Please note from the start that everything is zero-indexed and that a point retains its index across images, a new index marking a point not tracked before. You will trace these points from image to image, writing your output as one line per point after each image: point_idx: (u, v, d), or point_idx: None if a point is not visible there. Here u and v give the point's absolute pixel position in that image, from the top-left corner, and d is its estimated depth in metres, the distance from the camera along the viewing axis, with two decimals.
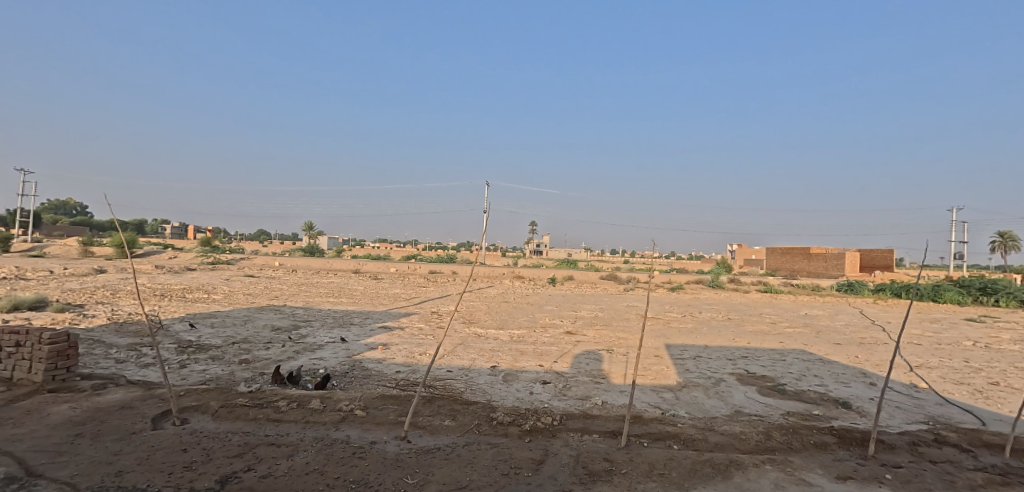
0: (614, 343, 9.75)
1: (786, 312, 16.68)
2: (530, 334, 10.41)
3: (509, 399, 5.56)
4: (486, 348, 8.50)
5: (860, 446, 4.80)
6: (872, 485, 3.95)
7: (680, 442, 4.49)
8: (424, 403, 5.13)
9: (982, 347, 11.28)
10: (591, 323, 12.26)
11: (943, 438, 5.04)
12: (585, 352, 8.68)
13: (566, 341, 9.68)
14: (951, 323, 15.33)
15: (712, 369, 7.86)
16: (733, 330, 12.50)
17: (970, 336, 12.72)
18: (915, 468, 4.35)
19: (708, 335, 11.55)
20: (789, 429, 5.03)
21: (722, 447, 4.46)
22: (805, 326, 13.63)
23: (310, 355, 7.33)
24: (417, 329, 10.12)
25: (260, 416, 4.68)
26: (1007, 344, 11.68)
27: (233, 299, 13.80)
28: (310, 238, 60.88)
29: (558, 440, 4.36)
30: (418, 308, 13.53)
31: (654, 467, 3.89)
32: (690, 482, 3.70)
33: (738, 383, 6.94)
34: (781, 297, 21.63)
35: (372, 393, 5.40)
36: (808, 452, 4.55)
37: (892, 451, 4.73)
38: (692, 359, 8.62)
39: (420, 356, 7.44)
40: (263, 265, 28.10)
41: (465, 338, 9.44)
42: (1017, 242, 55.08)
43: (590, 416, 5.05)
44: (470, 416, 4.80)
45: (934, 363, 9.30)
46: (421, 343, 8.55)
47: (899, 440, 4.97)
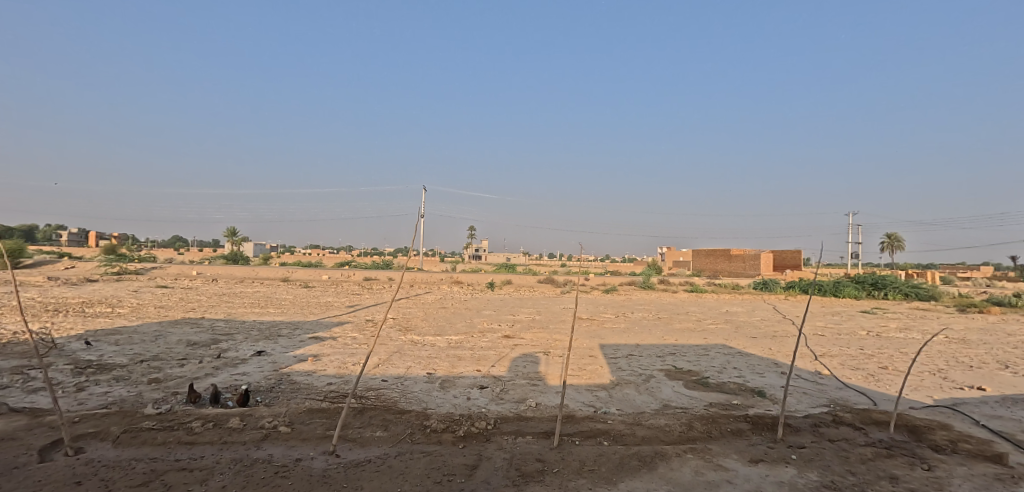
0: (551, 345, 9.91)
1: (709, 310, 17.77)
2: (468, 339, 10.37)
3: (446, 405, 5.51)
4: (422, 355, 8.34)
5: (770, 430, 5.23)
6: (780, 465, 4.30)
7: (611, 438, 4.66)
8: (355, 414, 4.97)
9: (874, 336, 12.67)
10: (528, 326, 12.38)
11: (841, 419, 5.61)
12: (523, 355, 8.78)
13: (503, 346, 9.69)
14: (849, 315, 17.06)
15: (643, 366, 8.24)
16: (662, 328, 13.17)
17: (864, 326, 14.23)
18: (816, 447, 4.79)
19: (639, 334, 12.02)
20: (709, 419, 5.40)
21: (648, 439, 4.68)
22: (725, 322, 14.64)
23: (232, 370, 6.85)
24: (350, 338, 9.74)
25: (170, 440, 4.31)
26: (893, 332, 13.21)
27: (143, 313, 12.59)
28: (233, 245, 57.03)
29: (492, 444, 4.37)
30: (353, 316, 13.09)
31: (585, 464, 4.01)
32: (618, 476, 3.84)
33: (666, 379, 7.31)
34: (704, 295, 23.08)
35: (299, 407, 5.15)
36: (725, 439, 4.89)
37: (797, 433, 5.19)
38: (624, 358, 8.99)
39: (352, 366, 7.18)
40: (178, 274, 25.91)
41: (401, 345, 9.24)
42: (900, 245, 62.47)
43: (524, 418, 5.12)
44: (403, 425, 4.70)
45: (835, 351, 10.32)
46: (354, 353, 8.25)
47: (804, 423, 5.45)
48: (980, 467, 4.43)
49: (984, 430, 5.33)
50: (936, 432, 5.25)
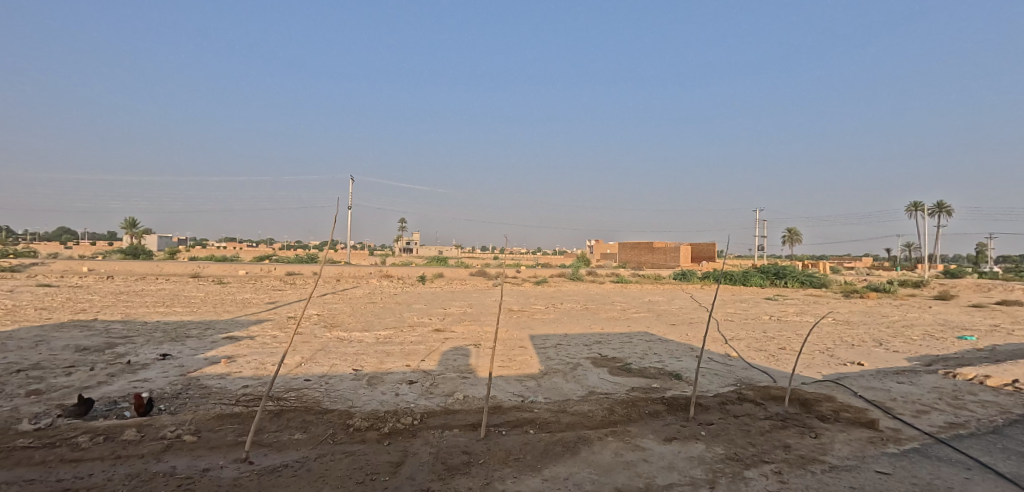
0: (482, 338, 9.97)
1: (633, 299, 18.71)
2: (397, 334, 10.16)
3: (373, 402, 5.37)
4: (348, 352, 8.05)
5: (683, 410, 5.62)
6: (690, 441, 4.64)
7: (536, 426, 4.78)
8: (272, 418, 4.70)
9: (775, 320, 13.99)
10: (460, 319, 12.35)
11: (745, 397, 6.15)
12: (454, 348, 8.76)
13: (434, 340, 9.59)
14: (754, 302, 18.72)
15: (571, 355, 8.53)
16: (589, 318, 13.67)
17: (767, 312, 15.69)
18: (723, 423, 5.22)
19: (567, 324, 12.38)
20: (629, 402, 5.71)
21: (573, 425, 4.86)
22: (647, 311, 15.49)
23: (131, 377, 6.21)
24: (270, 337, 9.19)
25: (50, 458, 3.84)
26: (791, 316, 14.68)
27: (18, 316, 11.04)
28: (131, 237, 51.55)
29: (418, 439, 4.33)
30: (273, 313, 12.35)
31: (510, 454, 4.08)
32: (542, 463, 3.95)
33: (592, 366, 7.60)
34: (629, 286, 24.26)
35: (208, 413, 4.78)
36: (644, 420, 5.19)
37: (706, 411, 5.62)
38: (553, 347, 9.25)
39: (271, 366, 6.78)
40: (64, 271, 22.99)
41: (326, 342, 8.85)
42: (798, 238, 69.19)
43: (451, 411, 5.11)
44: (324, 426, 4.52)
45: (742, 335, 11.28)
46: (274, 352, 7.80)
47: (714, 402, 5.91)
48: (857, 432, 5.05)
49: (861, 400, 6.08)
50: (823, 403, 5.91)
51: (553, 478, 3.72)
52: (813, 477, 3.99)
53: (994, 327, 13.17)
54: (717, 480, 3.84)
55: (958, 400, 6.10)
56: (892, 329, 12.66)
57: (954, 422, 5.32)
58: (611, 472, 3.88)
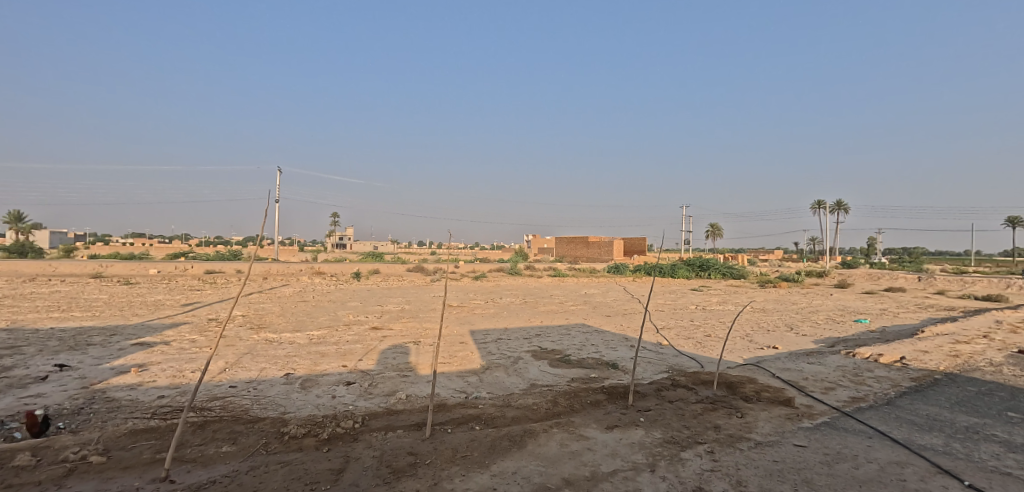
0: (421, 335, 9.78)
1: (570, 292, 19.19)
2: (331, 333, 9.73)
3: (308, 407, 5.09)
4: (278, 355, 7.58)
5: (623, 398, 5.83)
6: (631, 428, 4.82)
7: (482, 422, 4.75)
8: (195, 430, 4.32)
9: (700, 309, 14.91)
10: (398, 316, 12.06)
11: (678, 382, 6.49)
12: (392, 346, 8.52)
13: (371, 338, 9.28)
14: (682, 293, 19.85)
15: (511, 349, 8.58)
16: (529, 312, 13.84)
17: (694, 302, 16.69)
18: (660, 409, 5.47)
19: (507, 319, 12.44)
20: (571, 393, 5.83)
21: (518, 419, 4.89)
22: (584, 303, 15.94)
23: (20, 392, 5.46)
24: (188, 341, 8.46)
25: None
26: (714, 306, 15.72)
27: None
28: (14, 233, 45.40)
29: (360, 443, 4.16)
30: (190, 315, 11.37)
31: (457, 451, 4.03)
32: (489, 458, 3.93)
33: (533, 359, 7.70)
34: (566, 279, 24.85)
35: (119, 429, 4.31)
36: (586, 410, 5.32)
37: (644, 398, 5.87)
38: (493, 342, 9.26)
39: (191, 373, 6.24)
40: None
41: (253, 345, 8.28)
42: (719, 233, 74.12)
43: (393, 412, 4.95)
44: (256, 436, 4.22)
45: (672, 324, 11.91)
46: (194, 358, 7.19)
47: (650, 389, 6.18)
48: (776, 410, 5.49)
49: (778, 381, 6.61)
50: (747, 385, 6.36)
51: (502, 474, 3.71)
52: (742, 454, 4.28)
53: (883, 311, 14.87)
54: (657, 463, 4.01)
55: (858, 377, 6.80)
56: (801, 315, 13.92)
57: (856, 396, 5.94)
58: (558, 463, 3.93)
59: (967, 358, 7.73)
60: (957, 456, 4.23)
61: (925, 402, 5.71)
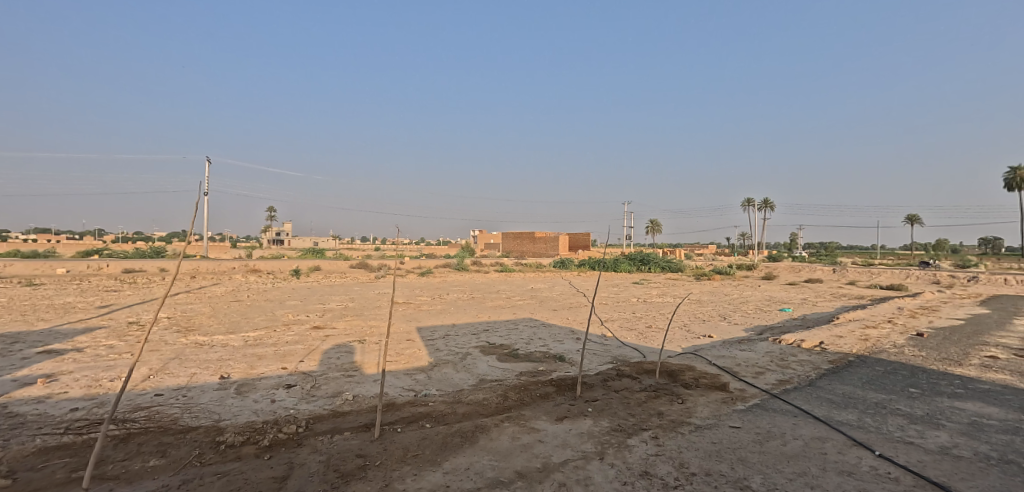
0: (366, 333, 9.51)
1: (517, 287, 19.35)
2: (269, 334, 9.24)
3: (245, 413, 4.81)
4: (210, 359, 7.11)
5: (571, 389, 5.96)
6: (580, 419, 4.94)
7: (432, 420, 4.70)
8: (117, 444, 3.96)
9: (642, 302, 15.52)
10: (341, 315, 11.66)
11: (623, 372, 6.73)
12: (336, 346, 8.23)
13: (313, 338, 8.91)
14: (624, 286, 20.57)
15: (459, 345, 8.54)
16: (476, 307, 13.80)
17: (635, 295, 17.34)
18: (606, 398, 5.65)
19: (455, 315, 12.34)
20: (521, 387, 5.89)
21: (469, 415, 4.88)
22: (531, 298, 16.12)
23: None
24: (105, 348, 7.73)
25: None
26: (654, 298, 16.41)
27: None
28: None
29: (304, 448, 3.99)
30: (106, 319, 10.39)
31: (408, 451, 3.96)
32: (441, 456, 3.90)
33: (481, 354, 7.70)
34: (513, 274, 25.01)
35: (25, 448, 3.87)
36: (535, 403, 5.40)
37: (591, 388, 6.03)
38: (441, 338, 9.16)
39: (109, 383, 5.70)
40: None
41: (181, 349, 7.71)
42: (658, 229, 77.27)
43: (339, 414, 4.79)
44: (189, 447, 3.94)
45: (615, 316, 12.31)
46: (112, 365, 6.58)
47: (597, 380, 6.36)
48: (712, 395, 5.82)
49: (714, 367, 7.02)
50: (686, 372, 6.70)
51: (454, 470, 3.68)
52: (683, 438, 4.50)
53: (803, 300, 16.16)
54: (605, 450, 4.14)
55: (784, 361, 7.35)
56: (732, 306, 14.83)
57: (783, 379, 6.41)
58: (510, 456, 3.96)
59: (875, 342, 8.55)
60: (868, 429, 4.68)
61: (842, 381, 6.27)
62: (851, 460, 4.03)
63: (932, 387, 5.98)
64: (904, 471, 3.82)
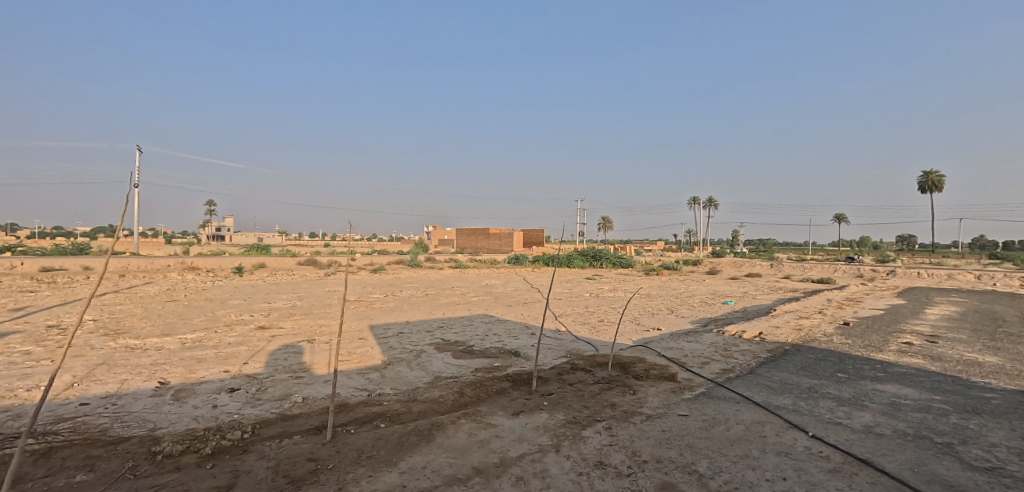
0: (315, 332, 9.20)
1: (472, 284, 19.29)
2: (209, 335, 8.75)
3: (185, 420, 4.54)
4: (143, 363, 6.63)
5: (526, 384, 6.02)
6: (536, 413, 5.00)
7: (387, 419, 4.61)
8: (36, 460, 3.63)
9: (594, 296, 15.89)
10: (288, 314, 11.20)
11: (577, 366, 6.87)
12: (283, 346, 7.90)
13: (258, 339, 8.52)
14: (577, 281, 20.97)
15: (414, 343, 8.42)
16: (430, 304, 13.65)
17: (588, 290, 17.73)
18: (561, 392, 5.74)
19: (408, 312, 12.14)
20: (477, 383, 5.89)
21: (425, 413, 4.82)
22: (485, 294, 16.13)
23: None
24: (19, 354, 7.04)
25: None
26: (606, 293, 16.85)
27: None
28: None
29: (251, 455, 3.80)
30: (20, 322, 9.46)
31: (363, 452, 3.87)
32: (397, 456, 3.83)
33: (436, 352, 7.63)
34: (468, 271, 24.92)
35: None
36: (492, 398, 5.41)
37: (546, 382, 6.12)
38: (395, 336, 9.00)
39: (26, 393, 5.20)
40: None
41: (109, 354, 7.15)
42: (609, 226, 79.23)
43: (288, 417, 4.60)
44: (121, 459, 3.67)
45: (569, 311, 12.53)
46: (29, 374, 6.01)
47: (551, 374, 6.46)
48: (662, 385, 6.05)
49: (663, 358, 7.30)
50: (637, 364, 6.92)
51: (411, 470, 3.64)
52: (635, 427, 4.65)
53: (743, 293, 17.11)
54: (561, 443, 4.22)
55: (727, 351, 7.75)
56: (679, 299, 15.47)
57: (726, 368, 6.76)
58: (467, 453, 3.96)
59: (808, 331, 9.19)
60: (802, 412, 5.02)
61: (778, 369, 6.68)
62: (787, 441, 4.31)
63: (857, 371, 6.50)
64: (834, 449, 4.13)
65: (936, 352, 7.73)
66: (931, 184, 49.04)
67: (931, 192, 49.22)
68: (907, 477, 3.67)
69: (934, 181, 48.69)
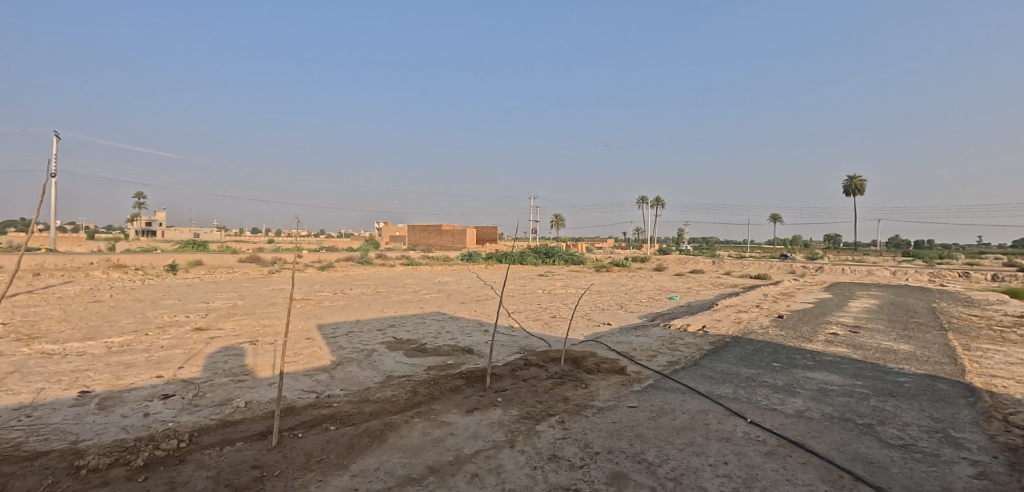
0: (259, 333, 8.78)
1: (425, 281, 19.07)
2: (140, 338, 8.15)
3: (113, 430, 4.21)
4: (62, 370, 6.08)
5: (480, 381, 6.03)
6: (490, 409, 5.01)
7: (337, 422, 4.47)
8: None
9: (547, 293, 16.12)
10: (229, 314, 10.63)
11: (530, 362, 6.94)
12: (223, 349, 7.49)
13: (195, 341, 8.03)
14: (531, 278, 21.19)
15: (364, 342, 8.22)
16: (382, 302, 13.37)
17: (541, 286, 17.97)
18: (515, 388, 5.79)
19: (359, 310, 11.82)
20: (430, 382, 5.83)
21: (377, 414, 4.72)
22: (438, 291, 15.98)
23: None
24: None
25: None
26: (559, 289, 17.14)
27: None
28: None
29: (188, 465, 3.58)
30: None
31: (312, 456, 3.74)
32: (349, 459, 3.73)
33: (388, 351, 7.49)
34: (420, 268, 24.59)
35: None
36: (446, 396, 5.37)
37: (500, 379, 6.15)
38: (344, 336, 8.75)
39: None
40: None
41: (22, 361, 6.50)
42: (561, 223, 80.39)
43: (229, 423, 4.37)
44: (37, 477, 3.35)
45: (522, 308, 12.64)
46: None
47: (505, 370, 6.50)
48: (612, 378, 6.23)
49: (614, 353, 7.51)
50: (589, 359, 7.10)
51: (363, 472, 3.55)
52: (587, 420, 4.77)
53: (688, 289, 17.88)
54: (515, 438, 4.25)
55: (673, 344, 8.09)
56: (629, 295, 15.98)
57: (672, 360, 7.06)
58: (421, 452, 3.91)
59: (746, 324, 9.75)
60: (741, 400, 5.32)
61: (720, 360, 7.05)
62: (729, 428, 4.56)
63: (790, 360, 6.97)
64: (770, 434, 4.42)
65: (858, 341, 8.41)
66: (855, 188, 53.10)
67: (855, 195, 53.23)
68: (833, 456, 3.99)
69: (858, 185, 52.73)
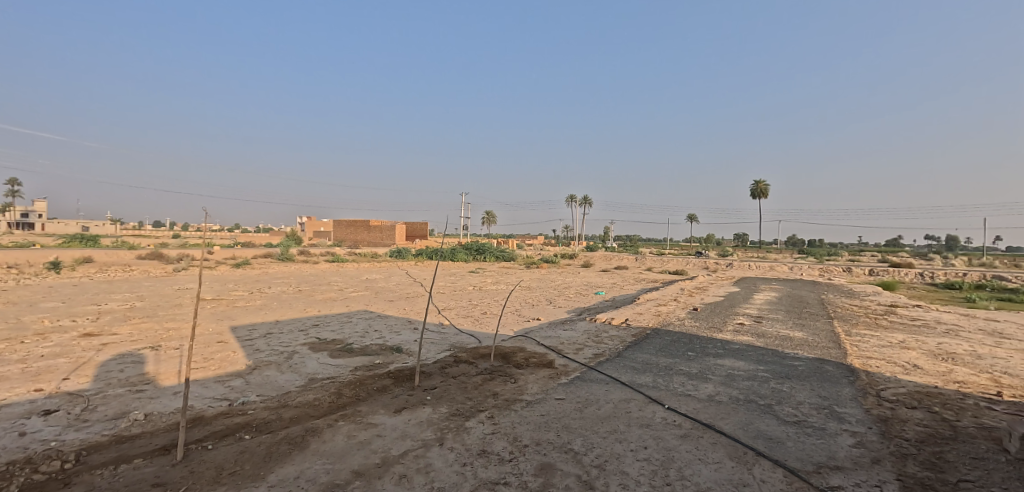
0: (162, 337, 7.99)
1: (351, 278, 18.34)
2: (13, 347, 7.11)
3: None
4: None
5: (409, 380, 5.91)
6: (419, 408, 4.93)
7: (253, 430, 4.18)
8: None
9: (477, 290, 16.13)
10: (125, 317, 9.57)
11: (460, 358, 6.92)
12: (119, 355, 6.74)
13: (83, 348, 7.14)
14: (461, 275, 21.10)
15: (284, 343, 7.76)
16: (304, 301, 12.68)
17: (471, 283, 17.95)
18: (444, 385, 5.74)
19: (278, 310, 11.14)
20: (356, 383, 5.62)
21: (297, 419, 4.47)
22: (365, 289, 15.44)
23: None
24: None
25: None
26: (489, 286, 17.21)
27: None
28: None
29: (74, 489, 3.19)
30: None
31: (223, 469, 3.47)
32: (266, 468, 3.51)
33: (311, 352, 7.12)
34: (346, 265, 23.65)
35: None
36: (372, 397, 5.21)
37: (429, 377, 6.07)
38: (262, 337, 8.19)
39: None
40: None
41: None
42: (493, 220, 80.66)
43: (126, 439, 3.94)
44: None
45: (453, 305, 12.53)
46: None
47: (435, 368, 6.41)
48: (540, 372, 6.37)
49: (543, 347, 7.67)
50: (518, 354, 7.20)
51: (282, 482, 3.36)
52: (516, 413, 4.84)
53: (614, 284, 18.68)
54: (444, 436, 4.22)
55: (598, 338, 8.40)
56: (557, 291, 16.41)
57: (598, 353, 7.35)
58: (346, 456, 3.77)
59: (665, 317, 10.36)
60: (660, 388, 5.66)
61: (641, 351, 7.44)
62: (648, 414, 4.82)
63: (703, 349, 7.51)
64: (685, 418, 4.73)
65: (761, 330, 9.25)
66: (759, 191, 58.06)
67: (760, 198, 58.24)
68: (739, 435, 4.35)
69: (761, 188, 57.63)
